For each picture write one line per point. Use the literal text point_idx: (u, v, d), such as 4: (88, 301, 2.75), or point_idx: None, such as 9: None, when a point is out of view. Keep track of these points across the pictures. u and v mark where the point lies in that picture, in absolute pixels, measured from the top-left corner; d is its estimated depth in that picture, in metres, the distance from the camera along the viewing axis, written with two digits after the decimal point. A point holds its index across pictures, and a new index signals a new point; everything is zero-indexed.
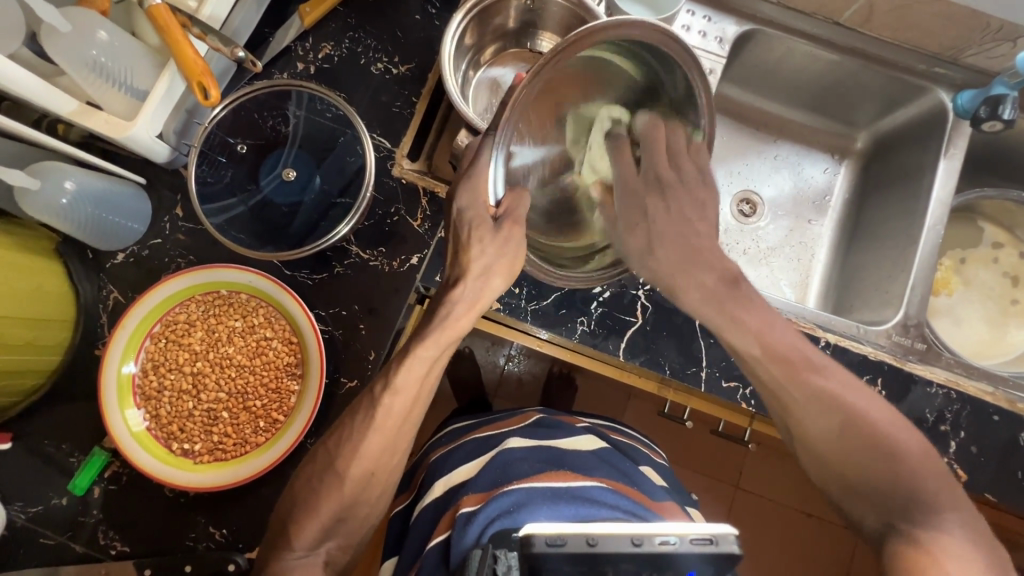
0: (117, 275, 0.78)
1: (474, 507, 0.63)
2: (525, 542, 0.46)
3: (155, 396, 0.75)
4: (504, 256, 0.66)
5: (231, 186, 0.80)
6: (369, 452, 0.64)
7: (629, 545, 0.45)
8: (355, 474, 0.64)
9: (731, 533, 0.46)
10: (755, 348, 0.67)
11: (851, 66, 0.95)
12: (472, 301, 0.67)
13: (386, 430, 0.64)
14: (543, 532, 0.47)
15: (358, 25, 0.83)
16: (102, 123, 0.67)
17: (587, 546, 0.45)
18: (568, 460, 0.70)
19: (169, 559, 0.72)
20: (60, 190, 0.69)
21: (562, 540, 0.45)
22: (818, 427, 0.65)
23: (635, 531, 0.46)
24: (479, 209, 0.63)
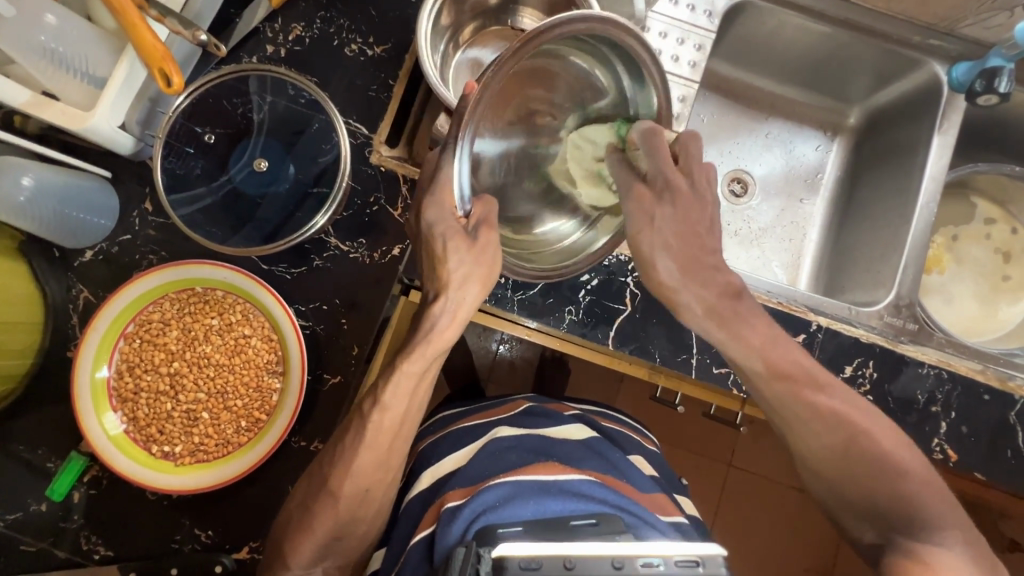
0: (85, 274, 0.75)
1: (459, 502, 0.62)
2: (496, 564, 0.44)
3: (131, 399, 0.72)
4: (472, 258, 0.60)
5: (201, 177, 0.77)
6: (356, 456, 0.63)
7: (609, 568, 0.44)
8: (341, 476, 0.63)
9: (719, 554, 0.45)
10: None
11: (843, 39, 0.92)
12: (454, 315, 0.63)
13: (370, 433, 0.63)
14: (517, 554, 0.45)
15: (329, 4, 0.79)
16: (58, 114, 0.63)
17: (564, 569, 0.44)
18: (557, 451, 0.69)
19: (155, 563, 0.70)
20: (19, 186, 0.66)
21: (537, 565, 0.44)
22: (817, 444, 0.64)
23: (617, 553, 0.45)
24: (448, 221, 0.59)
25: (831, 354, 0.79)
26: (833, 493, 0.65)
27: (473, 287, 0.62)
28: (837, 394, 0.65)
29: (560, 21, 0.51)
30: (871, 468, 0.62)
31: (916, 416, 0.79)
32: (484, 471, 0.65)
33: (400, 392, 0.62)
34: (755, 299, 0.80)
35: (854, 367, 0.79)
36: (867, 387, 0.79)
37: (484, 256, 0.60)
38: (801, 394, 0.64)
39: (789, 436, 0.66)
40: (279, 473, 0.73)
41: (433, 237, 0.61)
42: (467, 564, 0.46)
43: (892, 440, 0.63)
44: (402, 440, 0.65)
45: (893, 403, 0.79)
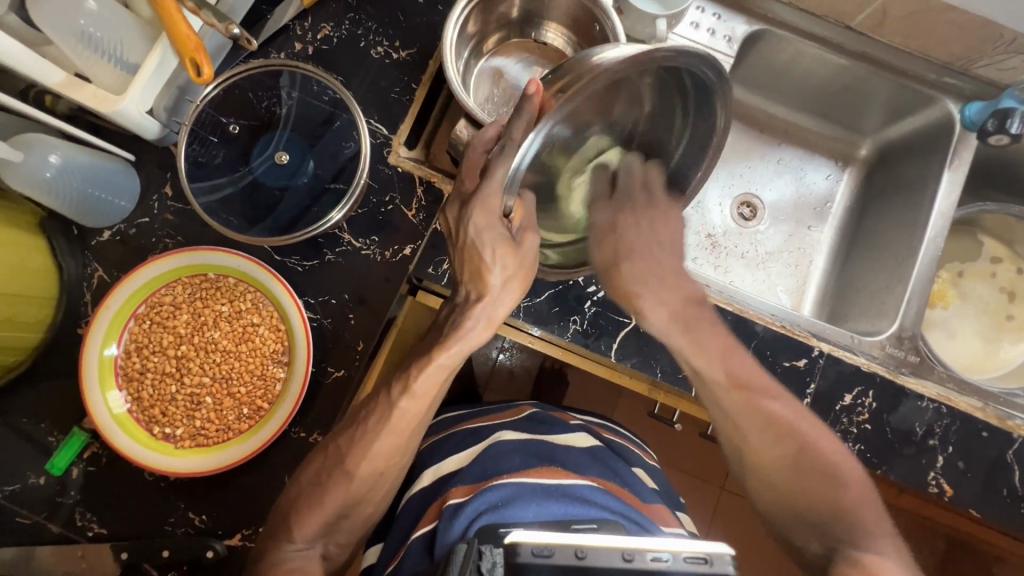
0: (102, 253, 0.76)
1: (461, 500, 0.63)
2: (509, 551, 0.45)
3: (137, 378, 0.73)
4: (512, 261, 0.61)
5: (222, 166, 0.78)
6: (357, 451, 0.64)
7: (619, 560, 0.44)
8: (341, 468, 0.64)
9: (726, 554, 0.46)
10: (717, 366, 0.69)
11: (858, 71, 0.94)
12: (489, 320, 0.64)
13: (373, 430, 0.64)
14: (530, 541, 0.46)
15: (359, 7, 0.81)
16: (89, 96, 0.66)
17: (576, 560, 0.44)
18: (559, 457, 0.69)
19: (147, 544, 0.70)
20: (45, 163, 0.68)
21: (550, 552, 0.44)
22: (766, 457, 0.66)
23: (627, 546, 0.45)
24: (493, 224, 0.58)
25: (831, 381, 0.80)
26: (779, 503, 0.65)
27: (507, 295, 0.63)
28: (783, 404, 0.68)
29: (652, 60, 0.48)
30: (819, 478, 0.63)
31: (913, 448, 0.79)
32: (483, 473, 0.66)
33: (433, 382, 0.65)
34: (759, 321, 0.80)
35: (854, 396, 0.79)
36: (865, 416, 0.79)
37: (520, 261, 0.62)
38: (756, 406, 0.66)
39: (737, 449, 0.68)
40: (277, 463, 0.73)
41: (480, 243, 0.60)
42: (467, 562, 0.45)
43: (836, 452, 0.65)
44: (404, 438, 0.66)
45: (891, 433, 0.79)
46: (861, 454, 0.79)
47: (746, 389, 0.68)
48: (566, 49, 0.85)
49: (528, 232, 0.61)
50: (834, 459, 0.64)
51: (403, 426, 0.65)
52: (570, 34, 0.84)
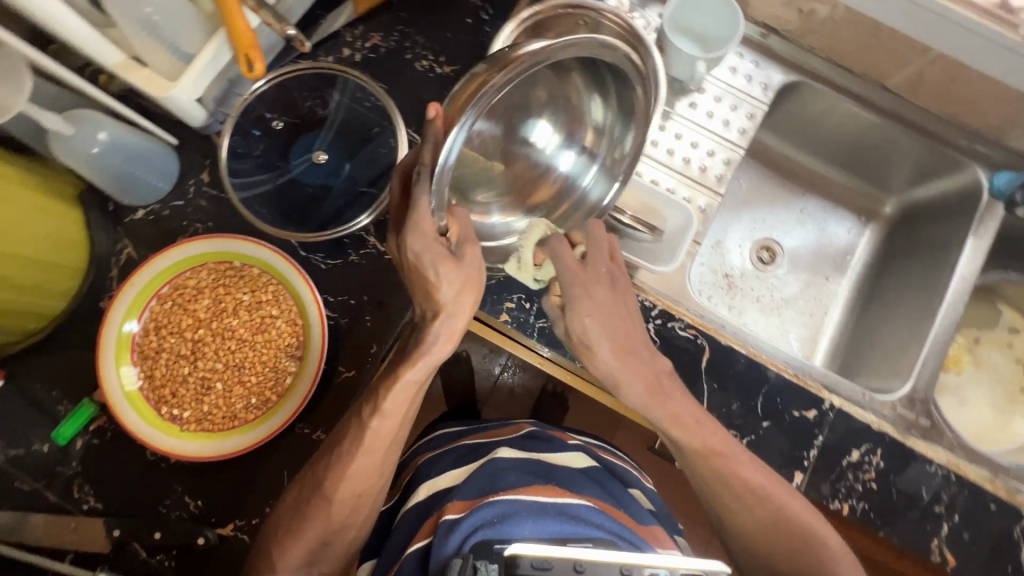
0: (133, 230, 0.78)
1: (457, 516, 0.62)
2: (509, 564, 0.49)
3: (152, 357, 0.74)
4: (457, 278, 0.58)
5: (260, 158, 0.80)
6: (352, 473, 0.64)
7: (618, 574, 0.49)
8: (337, 480, 0.64)
9: (720, 569, 0.52)
10: (695, 437, 0.67)
11: (888, 130, 0.95)
12: (449, 335, 0.61)
13: (370, 446, 0.64)
14: (531, 553, 0.50)
15: (409, 21, 0.84)
16: (145, 80, 0.69)
17: (575, 573, 0.49)
18: (557, 476, 0.68)
19: (140, 524, 0.70)
20: (94, 139, 0.69)
21: (549, 565, 0.49)
22: (747, 519, 0.68)
23: (625, 561, 0.50)
24: (433, 249, 0.55)
25: (840, 435, 0.79)
26: (756, 556, 0.68)
27: (459, 312, 0.60)
28: (751, 463, 0.68)
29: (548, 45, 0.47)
30: (798, 541, 0.65)
31: (918, 513, 0.78)
32: (483, 490, 0.65)
33: (400, 401, 0.62)
34: (771, 367, 0.80)
35: (861, 452, 0.78)
36: (872, 474, 0.78)
37: (467, 275, 0.58)
38: (731, 470, 0.66)
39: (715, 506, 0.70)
40: (279, 456, 0.74)
41: (423, 266, 0.57)
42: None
43: (812, 516, 0.66)
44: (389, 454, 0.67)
45: (897, 495, 0.78)
46: (864, 513, 0.77)
47: (723, 455, 0.67)
48: None
49: (467, 244, 0.59)
50: (810, 521, 0.66)
51: (392, 442, 0.66)
52: None
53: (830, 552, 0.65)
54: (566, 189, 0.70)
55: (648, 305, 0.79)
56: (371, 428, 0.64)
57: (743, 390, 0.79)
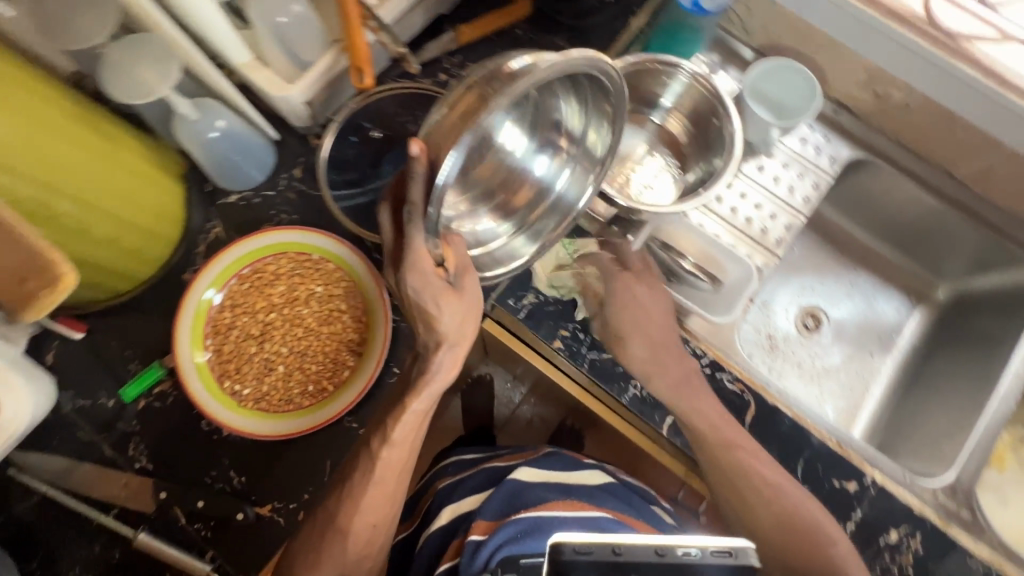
0: (224, 213, 0.84)
1: (482, 536, 0.65)
2: (553, 551, 0.50)
3: (223, 332, 0.78)
4: (456, 309, 0.62)
5: (351, 162, 0.85)
6: (369, 498, 0.67)
7: (654, 556, 0.50)
8: (358, 500, 0.67)
9: (749, 547, 0.51)
10: (718, 445, 0.73)
11: (950, 217, 0.97)
12: (453, 362, 0.66)
13: (385, 472, 0.68)
14: (572, 540, 0.51)
15: (503, 58, 0.90)
16: (264, 79, 0.76)
17: (614, 556, 0.50)
18: (576, 491, 0.70)
19: (186, 490, 0.73)
20: (213, 126, 0.75)
21: (590, 549, 0.50)
22: (762, 515, 0.73)
23: (661, 543, 0.51)
24: (429, 284, 0.59)
25: (879, 513, 0.78)
26: (770, 552, 0.73)
27: (461, 342, 0.65)
28: (767, 462, 0.75)
29: (530, 72, 0.47)
30: (808, 538, 0.70)
31: None
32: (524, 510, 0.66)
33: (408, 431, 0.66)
34: (815, 433, 0.80)
35: (900, 534, 0.77)
36: (909, 558, 0.76)
37: (465, 305, 0.63)
38: (751, 467, 0.73)
39: (735, 505, 0.75)
40: (325, 446, 0.76)
41: (424, 302, 0.61)
42: None
43: (821, 516, 0.72)
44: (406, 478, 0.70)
45: None
46: None
47: (745, 447, 0.74)
48: (681, 134, 0.91)
49: (466, 272, 0.63)
50: (821, 521, 0.72)
51: (406, 466, 0.69)
52: (688, 123, 0.90)
53: (838, 553, 0.70)
54: (541, 194, 0.72)
55: (699, 353, 0.82)
56: (381, 456, 0.67)
57: (784, 452, 0.79)
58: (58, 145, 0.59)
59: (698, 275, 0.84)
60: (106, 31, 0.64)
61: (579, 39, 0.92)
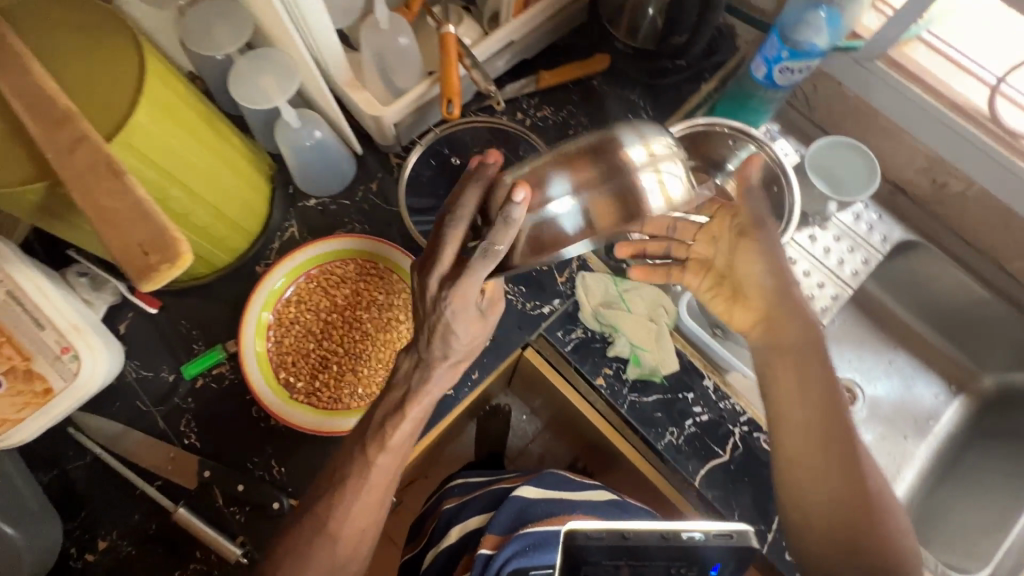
0: (301, 215, 0.89)
1: (492, 550, 0.72)
2: (568, 537, 0.58)
3: (285, 325, 0.82)
4: (469, 330, 0.63)
5: (425, 183, 0.90)
6: (356, 507, 0.67)
7: (659, 538, 0.58)
8: (344, 511, 0.66)
9: (746, 530, 0.59)
10: (813, 410, 0.65)
11: (999, 309, 0.97)
12: (454, 370, 0.68)
13: (376, 480, 0.67)
14: (583, 528, 0.59)
15: (578, 105, 0.96)
16: (362, 100, 0.81)
17: (622, 539, 0.58)
18: (579, 505, 0.76)
19: (229, 472, 0.76)
20: (310, 135, 0.81)
21: (600, 535, 0.58)
22: (826, 501, 0.64)
23: (667, 528, 0.59)
24: (460, 309, 0.60)
25: None
26: (824, 537, 0.64)
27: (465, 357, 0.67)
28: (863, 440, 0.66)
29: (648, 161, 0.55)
30: (877, 520, 0.63)
31: None
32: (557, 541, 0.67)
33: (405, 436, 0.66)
34: None
35: None
36: None
37: (478, 329, 0.65)
38: (848, 441, 0.64)
39: (793, 477, 0.67)
40: None
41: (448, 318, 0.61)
42: None
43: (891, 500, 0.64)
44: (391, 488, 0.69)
45: None
46: None
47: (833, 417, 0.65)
48: None
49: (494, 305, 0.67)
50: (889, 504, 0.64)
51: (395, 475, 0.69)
52: None
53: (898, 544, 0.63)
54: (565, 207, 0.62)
55: (738, 411, 0.82)
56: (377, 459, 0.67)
57: None
58: (182, 136, 0.65)
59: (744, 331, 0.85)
60: (238, 42, 0.71)
61: (651, 96, 0.97)
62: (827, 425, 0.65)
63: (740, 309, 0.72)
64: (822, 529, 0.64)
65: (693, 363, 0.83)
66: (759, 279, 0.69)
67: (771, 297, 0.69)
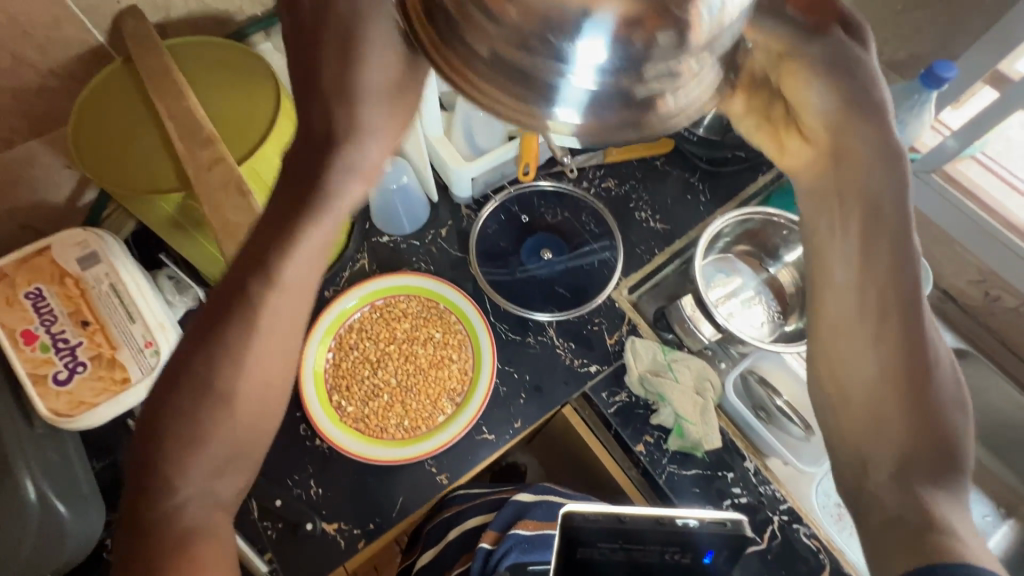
0: (372, 250, 0.94)
1: (491, 545, 0.83)
2: (566, 519, 0.64)
3: (345, 349, 0.86)
4: (384, 115, 0.50)
5: (492, 234, 0.96)
6: (254, 352, 0.49)
7: (653, 522, 0.64)
8: (232, 356, 0.49)
9: (738, 519, 0.64)
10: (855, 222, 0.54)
11: None
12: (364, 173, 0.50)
13: (272, 326, 0.50)
14: (580, 510, 0.65)
15: (642, 180, 1.01)
16: (448, 154, 0.90)
17: (618, 522, 0.64)
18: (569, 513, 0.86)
19: (270, 486, 0.77)
20: (397, 180, 0.89)
21: (595, 518, 0.64)
22: (871, 368, 0.54)
23: (661, 514, 0.65)
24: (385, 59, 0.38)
25: None
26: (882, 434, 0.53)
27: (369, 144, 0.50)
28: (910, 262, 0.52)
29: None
30: (908, 391, 0.52)
31: None
32: None
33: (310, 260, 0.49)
34: None
35: None
36: None
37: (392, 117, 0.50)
38: (872, 244, 0.53)
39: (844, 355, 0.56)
40: (403, 482, 0.79)
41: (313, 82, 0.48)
42: None
43: (903, 315, 0.52)
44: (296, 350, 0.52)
45: None
46: None
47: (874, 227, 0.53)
48: (792, 285, 0.96)
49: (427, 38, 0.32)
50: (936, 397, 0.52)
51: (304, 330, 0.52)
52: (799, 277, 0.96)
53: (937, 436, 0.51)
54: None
55: (779, 499, 0.81)
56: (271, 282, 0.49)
57: None
58: None
59: (790, 417, 0.84)
60: None
61: (709, 180, 1.02)
62: (887, 279, 0.53)
63: (795, 139, 0.57)
64: (861, 402, 0.54)
65: (735, 442, 0.84)
66: (817, 98, 0.52)
67: (832, 125, 0.53)
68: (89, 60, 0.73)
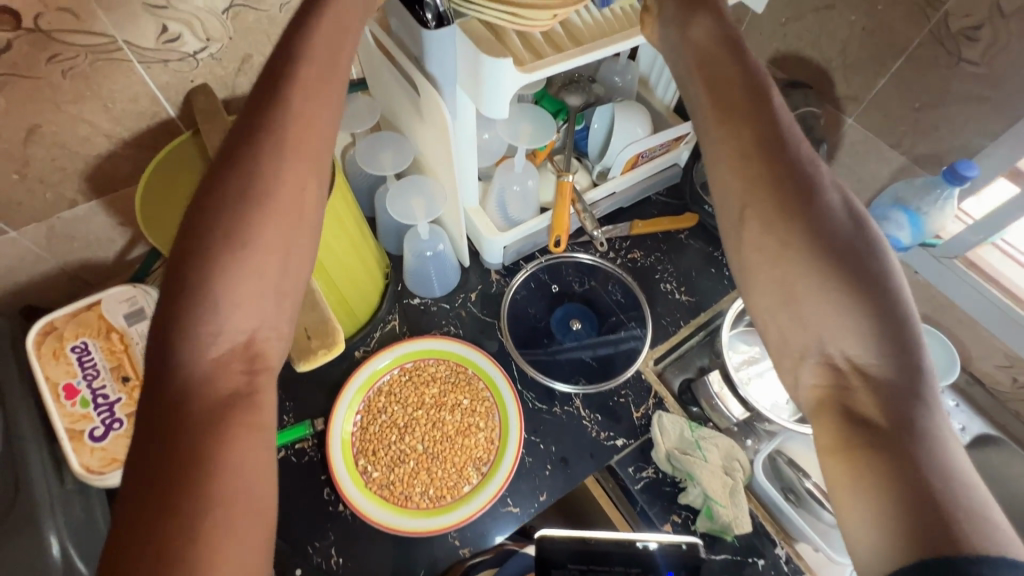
0: (404, 311, 0.96)
1: None
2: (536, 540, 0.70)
3: (373, 413, 0.86)
4: None
5: (520, 301, 0.98)
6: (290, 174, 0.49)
7: (615, 541, 0.71)
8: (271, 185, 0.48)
9: (691, 540, 0.72)
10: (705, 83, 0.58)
11: None
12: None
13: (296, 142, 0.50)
14: (550, 533, 0.71)
15: (666, 252, 1.04)
16: (484, 223, 0.93)
17: (583, 543, 0.71)
18: None
19: (292, 553, 0.77)
20: (434, 247, 0.92)
21: (564, 538, 0.71)
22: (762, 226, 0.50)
23: (624, 536, 0.71)
24: None
25: None
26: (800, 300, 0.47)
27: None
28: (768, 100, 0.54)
29: None
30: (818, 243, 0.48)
31: None
32: None
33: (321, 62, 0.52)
34: None
35: None
36: None
37: None
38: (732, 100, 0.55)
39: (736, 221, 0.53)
40: (426, 555, 0.78)
41: None
42: None
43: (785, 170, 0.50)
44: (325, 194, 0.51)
45: None
46: None
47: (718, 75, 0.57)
48: None
49: None
50: (847, 243, 0.48)
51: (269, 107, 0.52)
52: None
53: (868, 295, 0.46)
54: None
55: None
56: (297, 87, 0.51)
57: None
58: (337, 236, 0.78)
59: (821, 502, 0.78)
60: (399, 167, 0.83)
61: None
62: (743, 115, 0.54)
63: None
64: (772, 276, 0.49)
65: (765, 526, 0.82)
66: None
67: None
68: (159, 130, 0.79)
